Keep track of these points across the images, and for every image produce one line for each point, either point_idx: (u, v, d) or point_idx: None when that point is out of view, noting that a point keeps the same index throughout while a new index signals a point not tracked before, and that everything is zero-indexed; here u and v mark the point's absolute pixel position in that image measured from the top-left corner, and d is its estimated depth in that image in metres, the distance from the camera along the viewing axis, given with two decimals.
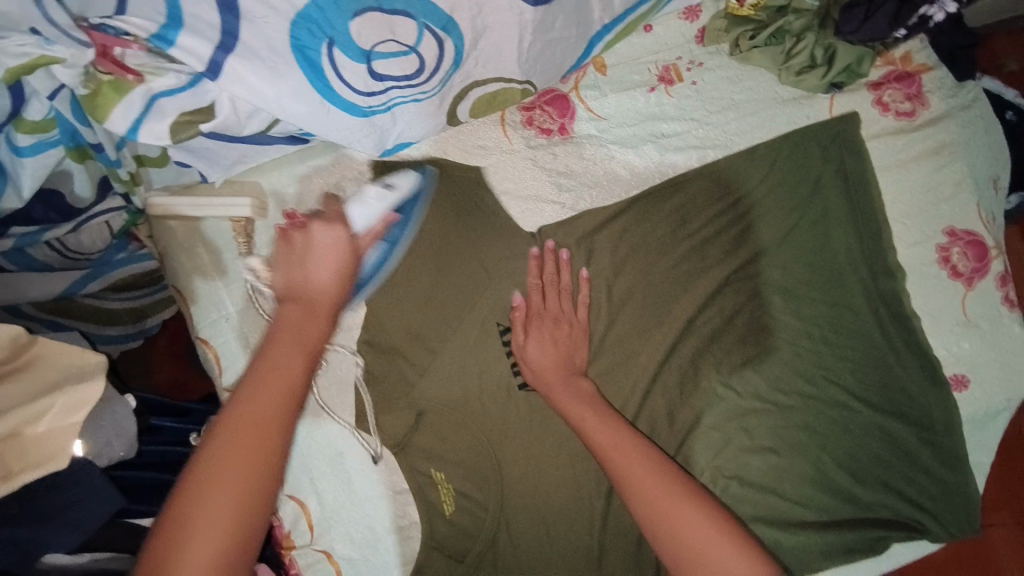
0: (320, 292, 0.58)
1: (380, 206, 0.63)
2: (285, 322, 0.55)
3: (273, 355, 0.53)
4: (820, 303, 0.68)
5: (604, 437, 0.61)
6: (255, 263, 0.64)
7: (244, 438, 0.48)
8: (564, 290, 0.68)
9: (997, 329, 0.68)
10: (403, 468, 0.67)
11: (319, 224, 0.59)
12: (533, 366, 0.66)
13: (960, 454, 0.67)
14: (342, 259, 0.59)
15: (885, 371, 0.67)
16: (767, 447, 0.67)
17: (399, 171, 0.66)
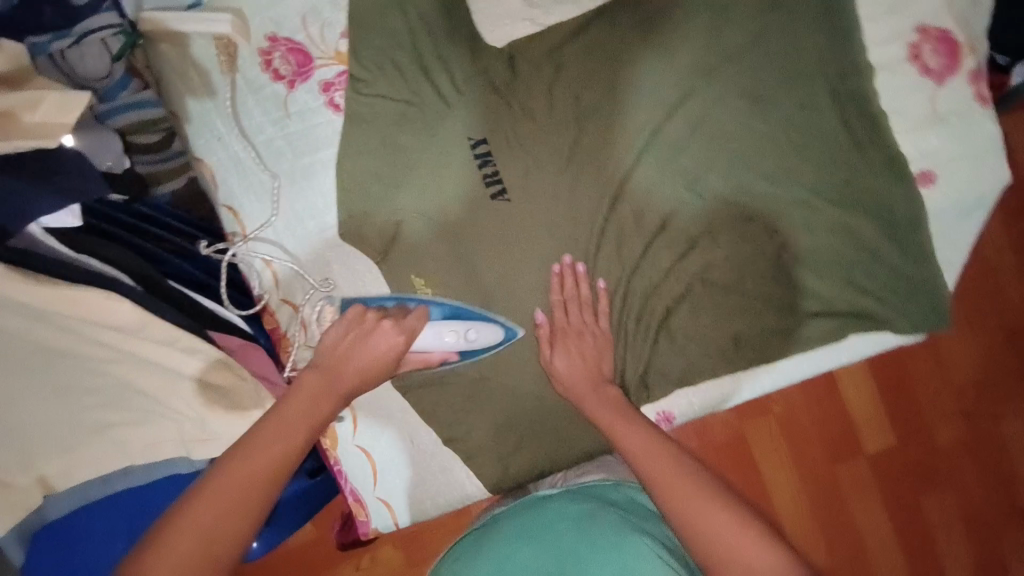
0: (343, 377, 0.66)
1: (450, 346, 0.70)
2: (307, 390, 0.63)
3: (283, 430, 0.60)
4: (786, 105, 0.69)
5: (634, 444, 0.64)
6: (326, 310, 0.72)
7: (240, 476, 0.57)
8: (585, 303, 0.70)
9: (970, 125, 0.68)
10: (386, 275, 0.72)
11: (389, 323, 0.68)
12: (563, 379, 0.69)
13: (928, 249, 0.68)
14: (389, 360, 0.67)
15: (848, 169, 0.69)
16: (730, 247, 0.70)
17: (486, 325, 0.70)
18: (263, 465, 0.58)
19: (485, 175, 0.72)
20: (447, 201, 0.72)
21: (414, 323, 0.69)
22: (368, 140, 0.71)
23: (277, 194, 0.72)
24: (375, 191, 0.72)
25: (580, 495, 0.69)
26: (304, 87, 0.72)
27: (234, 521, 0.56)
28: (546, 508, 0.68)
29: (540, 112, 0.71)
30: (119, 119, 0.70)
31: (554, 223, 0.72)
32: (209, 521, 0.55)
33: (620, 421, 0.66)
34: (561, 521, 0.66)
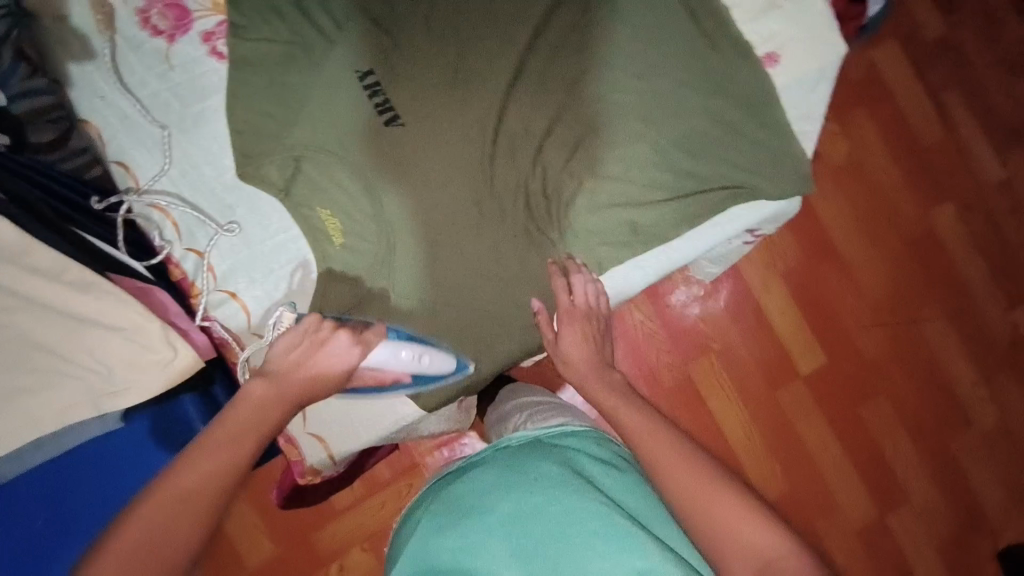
0: (293, 388, 0.63)
1: (403, 366, 0.72)
2: (255, 401, 0.61)
3: (238, 441, 0.58)
4: (641, 8, 0.76)
5: (636, 425, 0.70)
6: (286, 314, 0.71)
7: (197, 477, 0.54)
8: (590, 288, 0.78)
9: (803, 7, 0.76)
10: (291, 211, 0.74)
11: (345, 336, 0.68)
12: (566, 356, 0.78)
13: (782, 120, 0.77)
14: (341, 370, 0.67)
15: (704, 60, 0.76)
16: (613, 141, 0.76)
17: (440, 353, 0.74)
18: (219, 471, 0.55)
19: (376, 104, 0.75)
20: (343, 132, 0.74)
21: (379, 341, 0.71)
22: (256, 82, 0.73)
23: (169, 145, 0.72)
24: (269, 130, 0.73)
25: (566, 449, 0.74)
26: (186, 38, 0.74)
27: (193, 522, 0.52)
28: (531, 455, 0.72)
29: (420, 38, 0.75)
30: (17, 107, 0.66)
31: (448, 142, 0.75)
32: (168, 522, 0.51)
33: (626, 411, 0.73)
34: (534, 468, 0.70)
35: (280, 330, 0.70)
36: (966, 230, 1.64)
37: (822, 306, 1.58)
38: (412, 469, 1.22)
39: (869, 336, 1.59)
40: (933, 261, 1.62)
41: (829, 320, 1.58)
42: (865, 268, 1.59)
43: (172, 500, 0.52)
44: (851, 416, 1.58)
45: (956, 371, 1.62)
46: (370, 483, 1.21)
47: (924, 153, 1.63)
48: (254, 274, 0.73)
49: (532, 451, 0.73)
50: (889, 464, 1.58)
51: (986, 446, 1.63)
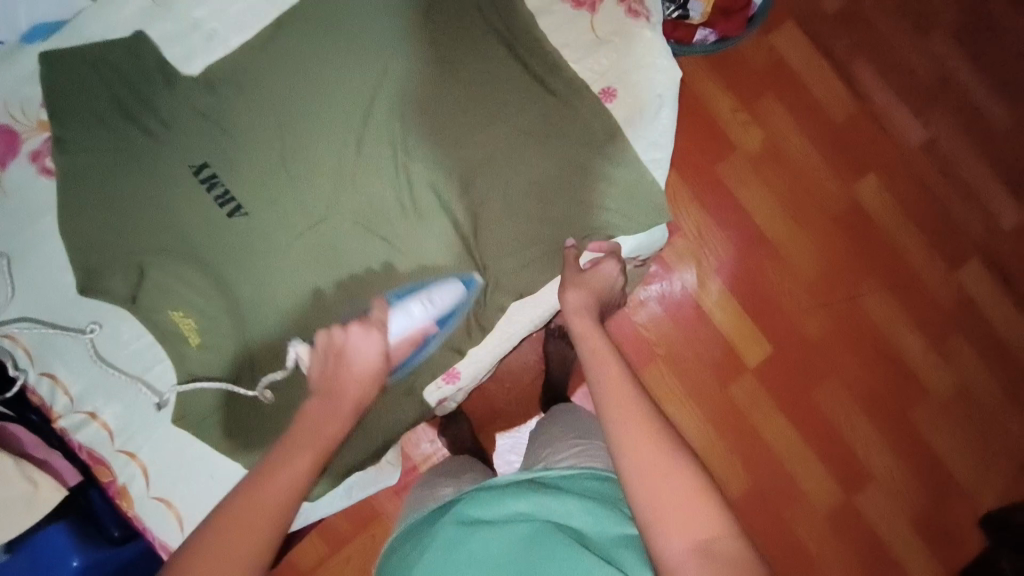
0: (346, 397, 0.61)
1: (421, 318, 0.72)
2: (311, 419, 0.58)
3: (288, 460, 0.53)
4: (473, 63, 0.76)
5: (609, 375, 0.58)
6: (301, 350, 0.70)
7: (242, 520, 0.48)
8: (602, 270, 0.73)
9: (629, 37, 0.76)
10: (143, 320, 0.73)
11: (358, 326, 0.66)
12: (572, 301, 0.68)
13: (626, 152, 0.77)
14: (377, 361, 0.65)
15: (541, 104, 0.77)
16: (461, 202, 0.76)
17: (446, 285, 0.75)
18: (272, 507, 0.50)
19: (215, 198, 0.73)
20: (185, 231, 0.73)
21: (384, 314, 0.70)
22: (89, 193, 0.72)
23: (10, 271, 0.72)
24: (108, 243, 0.72)
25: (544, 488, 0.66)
26: (15, 162, 0.73)
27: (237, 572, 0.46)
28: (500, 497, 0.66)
29: (255, 126, 0.74)
30: None
31: (297, 224, 0.75)
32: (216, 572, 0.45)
33: (602, 356, 0.61)
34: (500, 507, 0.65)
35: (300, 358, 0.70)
36: (892, 198, 1.61)
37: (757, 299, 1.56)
38: (373, 519, 1.15)
39: (809, 316, 1.57)
40: (860, 233, 1.59)
41: (766, 310, 1.56)
42: (797, 250, 1.58)
43: (237, 519, 0.48)
44: (805, 403, 1.55)
45: (903, 342, 1.58)
46: (331, 541, 1.14)
47: (840, 129, 1.62)
48: (112, 390, 0.72)
49: (508, 493, 0.66)
50: (848, 440, 1.54)
51: (947, 410, 1.57)
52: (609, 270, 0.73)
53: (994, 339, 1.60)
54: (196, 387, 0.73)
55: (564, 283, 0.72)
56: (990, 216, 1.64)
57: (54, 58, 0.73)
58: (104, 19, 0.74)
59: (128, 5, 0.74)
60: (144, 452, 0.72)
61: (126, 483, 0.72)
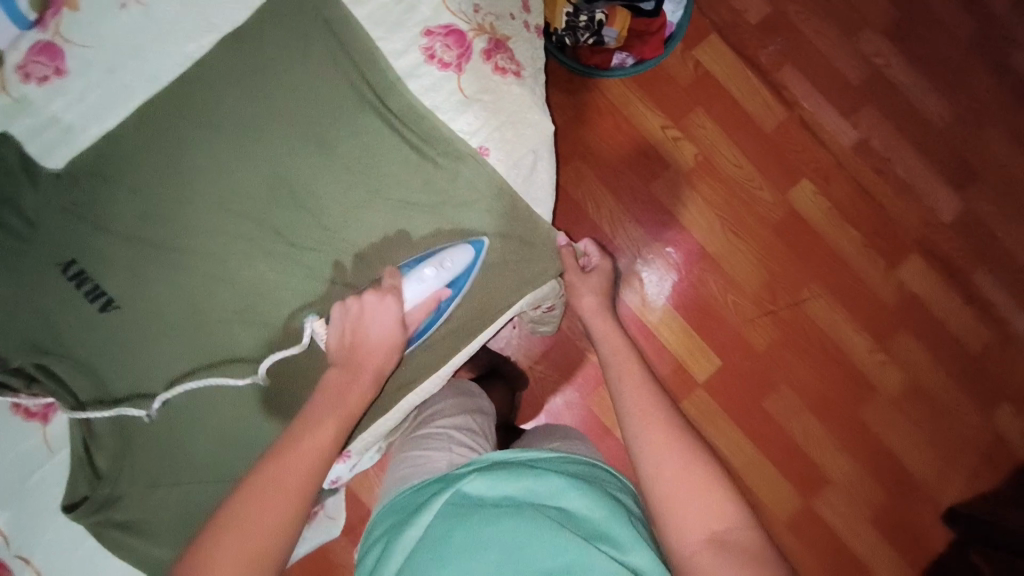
0: (364, 367, 0.67)
1: (433, 283, 0.72)
2: (330, 390, 0.65)
3: (306, 433, 0.60)
4: (346, 135, 0.75)
5: (626, 374, 0.72)
6: (317, 325, 0.71)
7: (282, 480, 0.56)
8: (602, 272, 0.86)
9: (499, 95, 0.76)
10: (35, 411, 0.71)
11: (372, 294, 0.69)
12: (584, 305, 0.82)
13: (520, 203, 0.76)
14: (394, 331, 0.68)
15: (421, 170, 0.75)
16: (346, 278, 0.75)
17: (454, 248, 0.73)
18: (308, 463, 0.58)
19: (85, 293, 0.72)
20: (60, 328, 0.71)
21: (401, 282, 0.71)
22: None
23: None
24: None
25: (530, 468, 0.66)
26: None
27: (279, 519, 0.55)
28: (494, 477, 0.66)
29: (123, 216, 0.72)
30: None
31: (175, 314, 0.73)
32: (272, 516, 0.55)
33: (624, 357, 0.75)
34: (488, 491, 0.65)
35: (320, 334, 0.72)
36: (831, 202, 1.51)
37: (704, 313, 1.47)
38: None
39: (755, 329, 1.47)
40: (795, 241, 1.50)
41: (707, 326, 1.47)
42: (735, 264, 1.49)
43: (278, 478, 0.56)
44: (763, 419, 1.45)
45: (855, 345, 1.48)
46: None
47: (770, 138, 1.51)
48: None
49: (500, 474, 0.66)
50: (805, 452, 1.44)
51: (903, 414, 1.47)
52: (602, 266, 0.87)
53: (949, 339, 1.49)
54: (191, 395, 0.72)
55: (571, 286, 0.83)
56: (932, 210, 1.52)
57: None
58: None
59: None
60: (39, 555, 0.70)
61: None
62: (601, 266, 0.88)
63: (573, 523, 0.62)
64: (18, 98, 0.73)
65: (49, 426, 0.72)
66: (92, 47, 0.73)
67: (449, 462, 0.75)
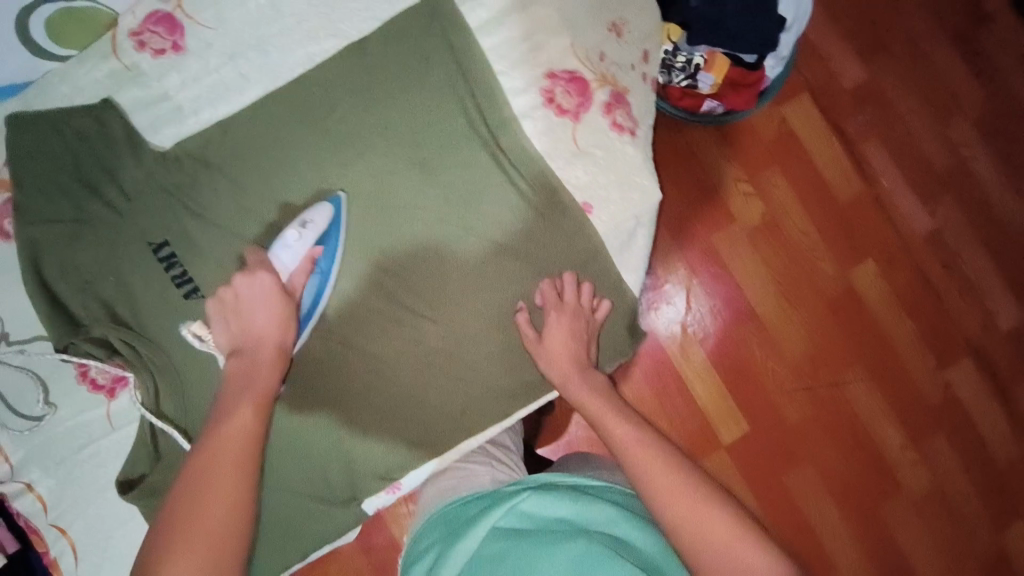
0: (263, 347, 0.64)
1: (302, 246, 0.67)
2: (233, 379, 0.63)
3: (229, 411, 0.60)
4: (451, 166, 0.73)
5: (626, 435, 0.66)
6: (195, 327, 0.67)
7: (218, 468, 0.56)
8: (571, 308, 0.72)
9: (611, 152, 0.74)
10: (99, 387, 0.71)
11: (239, 277, 0.65)
12: (546, 356, 0.72)
13: (611, 270, 0.75)
14: (273, 304, 0.65)
15: (522, 216, 0.74)
16: (428, 313, 0.74)
17: (313, 206, 0.69)
18: (238, 444, 0.58)
19: (173, 277, 0.71)
20: (138, 306, 0.71)
21: (268, 258, 0.67)
22: (50, 261, 0.70)
23: None
24: (65, 311, 0.70)
25: (583, 494, 0.66)
26: None
27: (225, 510, 0.55)
28: (546, 499, 0.66)
29: (219, 205, 0.72)
30: None
31: None
32: (220, 506, 0.55)
33: (611, 415, 0.69)
34: (542, 511, 0.65)
35: (203, 338, 0.68)
36: (890, 288, 1.46)
37: (738, 374, 1.41)
38: None
39: (788, 400, 1.42)
40: (845, 321, 1.44)
41: (742, 389, 1.41)
42: (784, 331, 1.43)
43: (215, 467, 0.56)
44: (783, 494, 1.40)
45: (885, 436, 1.44)
46: None
47: (844, 211, 1.45)
48: (49, 463, 0.71)
49: (555, 496, 0.66)
50: (817, 535, 1.41)
51: (921, 514, 1.43)
52: (573, 304, 0.73)
53: (980, 446, 1.46)
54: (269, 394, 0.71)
55: (529, 339, 0.73)
56: (989, 314, 1.48)
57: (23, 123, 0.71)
58: (76, 84, 0.72)
59: (102, 70, 0.72)
60: (75, 530, 0.71)
61: (55, 558, 0.71)
62: (575, 301, 0.73)
63: (627, 552, 0.60)
64: (130, 65, 0.72)
65: (114, 402, 0.72)
66: (214, 29, 0.73)
67: (493, 478, 0.76)
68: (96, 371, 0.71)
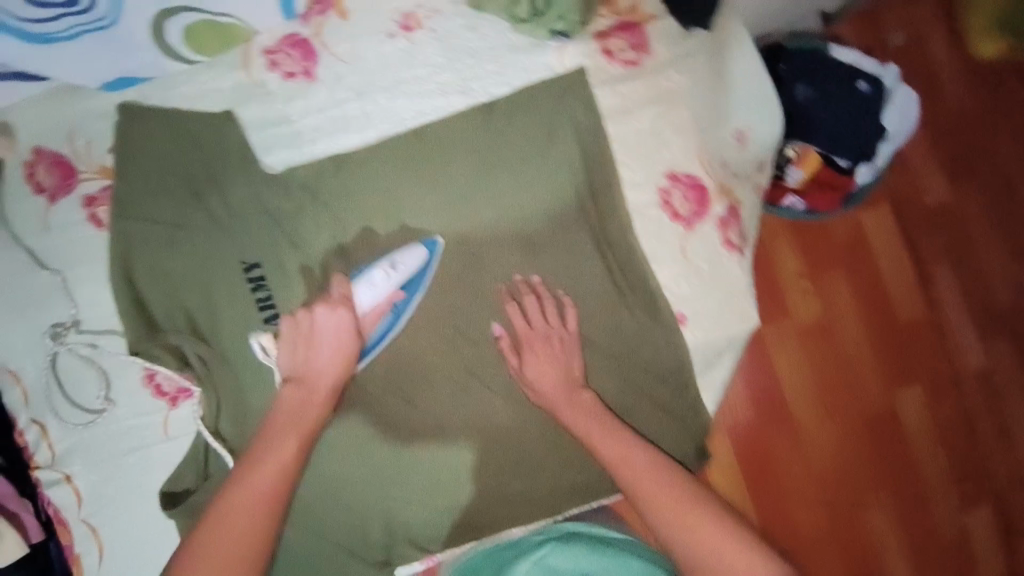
0: (321, 381, 0.63)
1: (387, 285, 0.67)
2: (284, 405, 0.62)
3: (272, 440, 0.60)
4: (554, 249, 0.73)
5: (648, 483, 0.63)
6: (265, 340, 0.65)
7: (247, 493, 0.56)
8: (551, 331, 0.71)
9: (718, 269, 0.73)
10: (162, 393, 0.70)
11: (322, 307, 0.64)
12: (534, 386, 0.70)
13: (691, 387, 0.73)
14: (346, 340, 0.64)
15: (614, 313, 0.73)
16: (503, 390, 0.74)
17: (409, 249, 0.69)
18: (274, 468, 0.58)
19: (258, 300, 0.70)
20: (218, 322, 0.70)
21: (350, 289, 0.66)
22: (140, 261, 0.70)
23: (70, 288, 0.70)
24: (146, 314, 0.70)
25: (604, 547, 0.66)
26: (66, 202, 0.70)
27: (255, 532, 0.56)
28: (567, 554, 0.66)
29: (320, 240, 0.71)
30: None
31: None
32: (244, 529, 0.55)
33: (614, 446, 0.66)
34: (562, 562, 0.65)
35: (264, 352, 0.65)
36: (933, 423, 1.16)
37: (751, 476, 1.09)
38: None
39: (804, 511, 1.11)
40: (886, 454, 1.14)
41: (746, 491, 1.11)
42: (812, 435, 1.12)
43: (246, 490, 0.57)
44: None
45: None
46: None
47: (896, 328, 1.17)
48: (95, 459, 0.69)
49: (577, 550, 0.66)
50: None
51: None
52: (558, 325, 0.71)
53: None
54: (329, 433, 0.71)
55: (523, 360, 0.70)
56: None
57: (138, 116, 0.70)
58: (198, 88, 0.71)
59: (228, 80, 0.71)
60: (106, 533, 0.69)
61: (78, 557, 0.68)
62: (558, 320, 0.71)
63: None
64: (258, 82, 0.71)
65: (174, 411, 0.71)
66: (348, 64, 0.72)
67: None
68: (163, 378, 0.70)
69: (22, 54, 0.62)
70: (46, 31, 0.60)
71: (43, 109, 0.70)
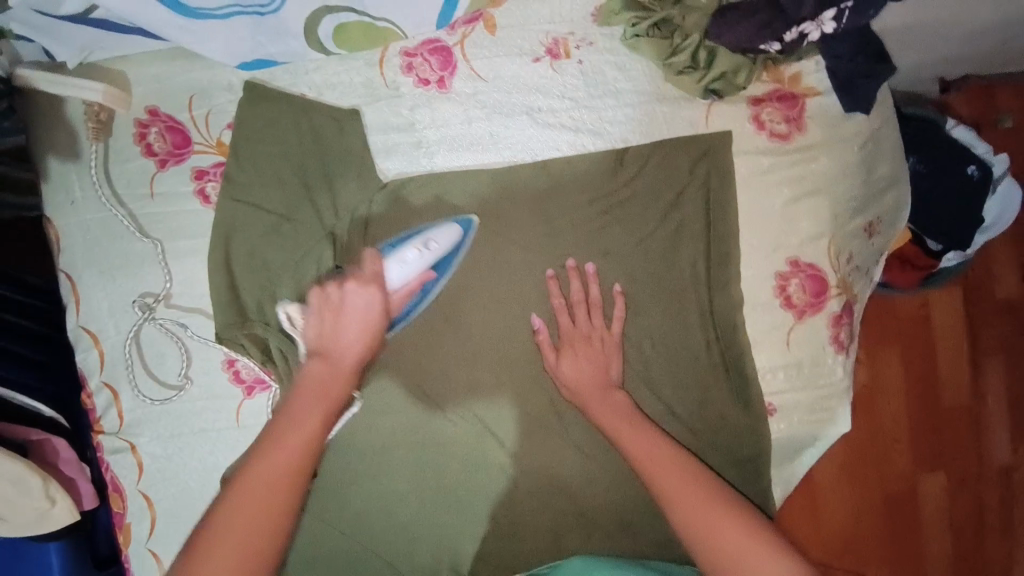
0: (348, 355, 0.57)
1: (418, 265, 0.63)
2: (309, 381, 0.55)
3: (296, 416, 0.52)
4: (657, 313, 0.70)
5: (674, 479, 0.58)
6: (291, 310, 0.63)
7: (266, 476, 0.49)
8: (593, 333, 0.68)
9: (818, 366, 0.72)
10: (237, 379, 0.69)
11: (351, 283, 0.59)
12: (567, 383, 0.67)
13: (765, 477, 0.72)
14: (375, 319, 0.59)
15: (704, 390, 0.71)
16: (577, 444, 0.73)
17: (442, 228, 0.65)
18: (302, 444, 0.51)
19: None
20: None
21: (378, 265, 0.61)
22: (239, 246, 0.68)
23: (165, 258, 0.68)
24: (239, 304, 0.68)
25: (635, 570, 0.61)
26: (174, 171, 0.68)
27: (272, 519, 0.48)
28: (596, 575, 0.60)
29: None
30: None
31: (420, 376, 0.71)
32: (258, 512, 0.48)
33: (654, 460, 0.60)
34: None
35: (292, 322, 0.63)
36: (953, 514, 1.07)
37: None
38: None
39: None
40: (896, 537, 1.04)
41: None
42: (828, 505, 1.03)
43: (259, 472, 0.49)
44: None
45: None
46: None
47: (942, 412, 1.06)
48: (163, 434, 0.69)
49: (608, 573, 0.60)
50: None
51: None
52: (604, 327, 0.68)
53: None
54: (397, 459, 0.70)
55: (558, 364, 0.68)
56: None
57: (261, 98, 0.67)
58: (328, 77, 0.68)
59: (360, 76, 0.68)
60: (161, 508, 0.69)
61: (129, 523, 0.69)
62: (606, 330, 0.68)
63: None
64: (389, 84, 0.68)
65: (248, 400, 0.70)
66: (484, 81, 0.68)
67: None
68: (243, 366, 0.69)
69: (170, 28, 0.58)
70: (199, 6, 0.56)
71: (165, 70, 0.68)
